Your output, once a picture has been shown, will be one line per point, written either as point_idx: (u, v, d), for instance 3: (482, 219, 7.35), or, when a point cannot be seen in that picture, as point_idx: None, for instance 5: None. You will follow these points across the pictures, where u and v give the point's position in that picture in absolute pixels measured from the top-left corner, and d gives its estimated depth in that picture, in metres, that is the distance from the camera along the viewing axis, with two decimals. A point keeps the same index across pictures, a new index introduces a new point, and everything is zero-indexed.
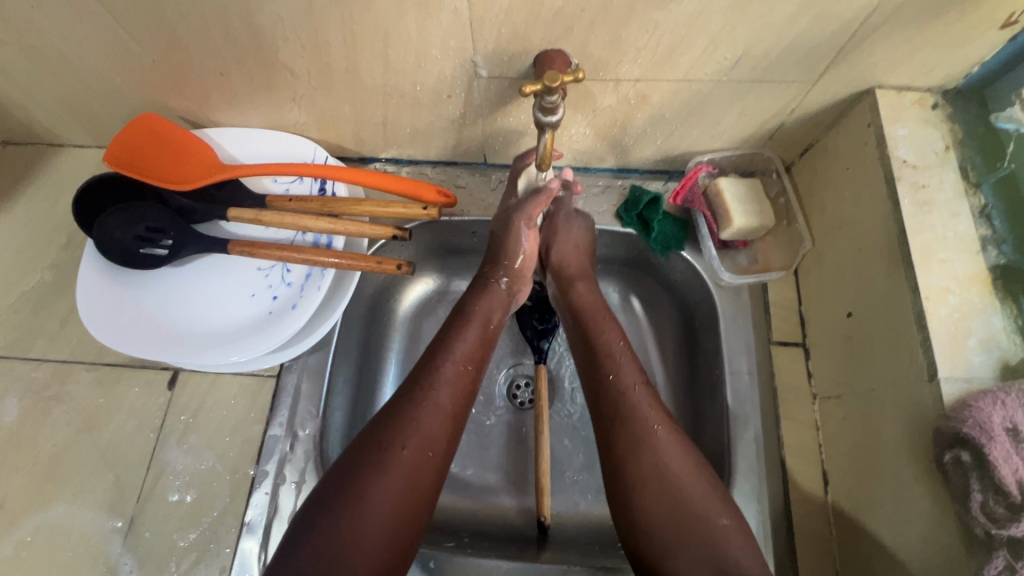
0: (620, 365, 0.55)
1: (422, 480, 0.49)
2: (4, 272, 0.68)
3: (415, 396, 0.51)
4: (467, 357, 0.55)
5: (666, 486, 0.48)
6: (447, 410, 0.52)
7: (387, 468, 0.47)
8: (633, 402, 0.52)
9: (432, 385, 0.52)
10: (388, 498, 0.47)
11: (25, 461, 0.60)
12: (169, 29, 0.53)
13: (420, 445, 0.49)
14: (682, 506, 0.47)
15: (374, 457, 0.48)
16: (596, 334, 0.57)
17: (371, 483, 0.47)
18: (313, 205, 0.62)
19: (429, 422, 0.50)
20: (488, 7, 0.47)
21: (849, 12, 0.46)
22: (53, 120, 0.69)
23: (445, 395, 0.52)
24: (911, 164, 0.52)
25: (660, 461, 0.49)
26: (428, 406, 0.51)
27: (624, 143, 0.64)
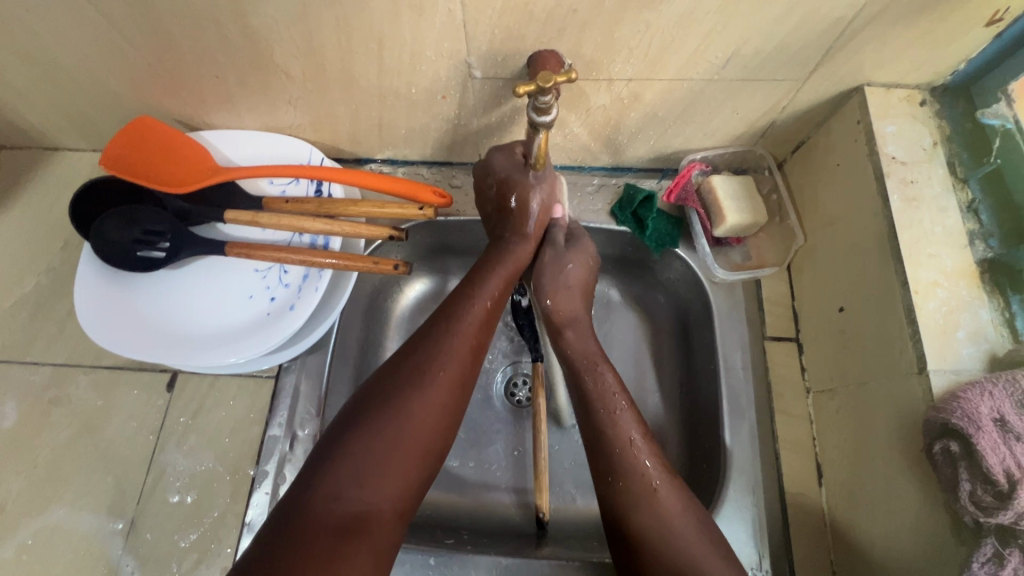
0: (613, 397, 0.55)
1: (453, 404, 0.50)
2: (1, 277, 0.68)
3: (450, 324, 0.53)
4: (492, 294, 0.56)
5: (642, 489, 0.49)
6: (475, 341, 0.53)
7: (425, 387, 0.48)
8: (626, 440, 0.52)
9: (461, 315, 0.53)
10: (424, 414, 0.48)
11: (24, 464, 0.60)
12: (164, 33, 0.53)
13: (454, 368, 0.50)
14: (653, 509, 0.48)
15: (412, 377, 0.49)
16: (589, 373, 0.57)
17: (408, 402, 0.47)
18: (310, 206, 0.62)
19: (460, 350, 0.52)
20: (482, 8, 0.47)
21: (837, 10, 0.46)
22: (48, 124, 0.69)
23: (474, 326, 0.53)
24: (900, 160, 0.53)
25: (634, 462, 0.51)
26: (460, 335, 0.52)
27: (618, 142, 0.65)
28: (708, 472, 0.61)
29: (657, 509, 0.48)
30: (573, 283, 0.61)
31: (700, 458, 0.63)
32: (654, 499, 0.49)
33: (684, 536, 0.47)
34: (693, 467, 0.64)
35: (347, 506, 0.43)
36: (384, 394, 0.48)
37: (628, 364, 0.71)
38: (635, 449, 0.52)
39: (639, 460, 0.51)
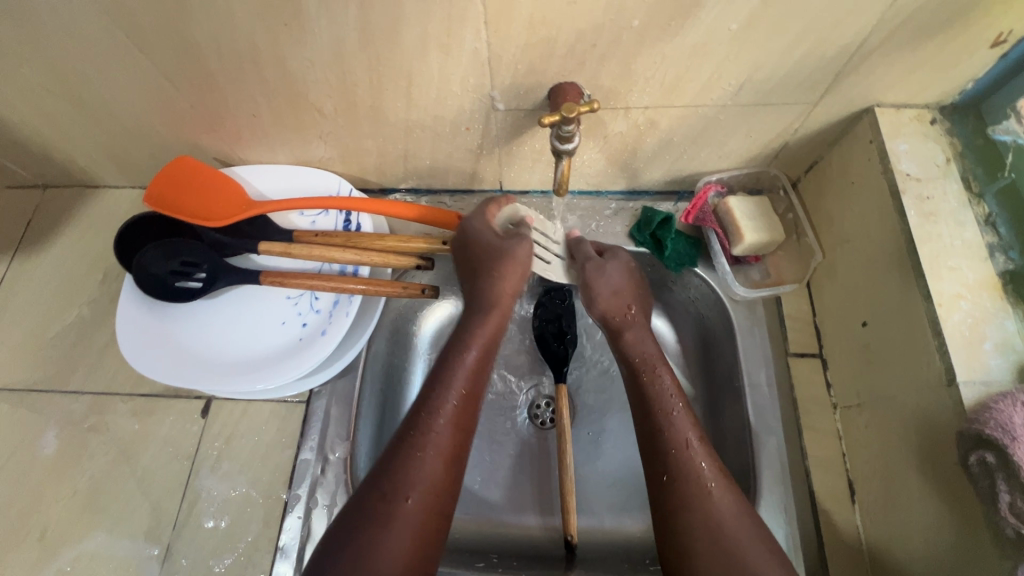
0: (660, 390, 0.56)
1: (429, 523, 0.49)
2: (46, 309, 0.72)
3: (419, 438, 0.51)
4: (464, 390, 0.55)
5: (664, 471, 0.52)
6: (447, 449, 0.52)
7: (390, 526, 0.48)
8: (676, 430, 0.53)
9: (429, 429, 0.52)
10: (398, 548, 0.47)
11: (65, 491, 0.62)
12: (209, 77, 0.57)
13: (423, 494, 0.50)
14: (710, 506, 0.49)
15: (379, 511, 0.48)
16: (651, 384, 0.57)
17: (374, 538, 0.47)
18: (338, 240, 0.65)
19: (432, 467, 0.51)
20: (506, 45, 0.50)
21: (845, 38, 0.49)
22: (93, 164, 0.74)
23: (444, 435, 0.52)
24: (914, 176, 0.54)
25: (689, 460, 0.51)
26: (428, 451, 0.51)
27: (635, 166, 0.68)
28: (739, 490, 0.61)
29: (710, 509, 0.49)
30: (621, 288, 0.63)
31: None
32: (710, 492, 0.50)
33: (737, 528, 0.49)
34: None
35: None
36: (356, 529, 0.48)
37: None
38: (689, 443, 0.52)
39: (671, 417, 0.54)
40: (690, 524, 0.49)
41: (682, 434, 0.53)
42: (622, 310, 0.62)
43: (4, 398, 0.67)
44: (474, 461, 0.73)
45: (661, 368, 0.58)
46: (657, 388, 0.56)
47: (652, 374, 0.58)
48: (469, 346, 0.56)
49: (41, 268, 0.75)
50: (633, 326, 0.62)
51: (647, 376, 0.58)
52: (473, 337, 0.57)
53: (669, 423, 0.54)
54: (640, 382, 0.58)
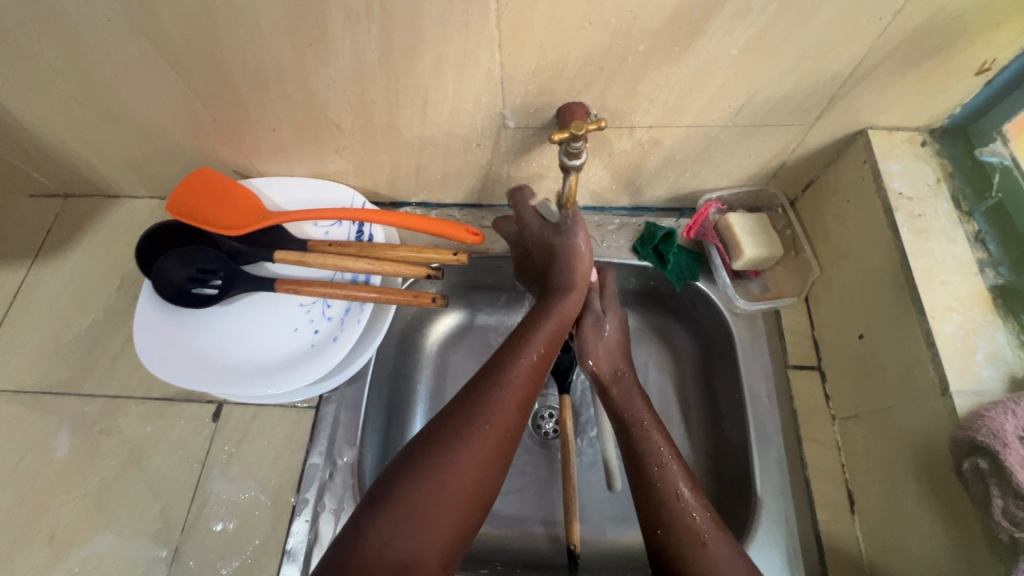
0: (652, 445, 0.57)
1: (492, 459, 0.50)
2: (63, 313, 0.74)
3: (499, 375, 0.54)
4: (544, 347, 0.57)
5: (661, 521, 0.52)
6: (523, 392, 0.54)
7: (463, 446, 0.49)
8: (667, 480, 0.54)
9: (511, 369, 0.54)
10: (467, 471, 0.48)
11: (75, 493, 0.62)
12: (234, 94, 0.59)
13: (499, 424, 0.51)
14: (705, 558, 0.48)
15: (458, 428, 0.50)
16: (642, 441, 0.58)
17: (450, 453, 0.49)
18: (352, 249, 0.67)
19: (510, 403, 0.53)
20: (518, 67, 0.53)
21: (839, 64, 0.52)
22: (113, 174, 0.76)
23: (520, 379, 0.54)
24: (906, 195, 0.56)
25: (683, 513, 0.51)
26: (508, 387, 0.53)
27: (639, 183, 0.71)
28: (741, 500, 0.62)
29: (707, 565, 0.48)
30: (613, 343, 0.66)
31: (730, 487, 0.65)
32: (707, 548, 0.49)
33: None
34: (725, 496, 0.65)
35: (396, 553, 0.44)
36: (432, 443, 0.49)
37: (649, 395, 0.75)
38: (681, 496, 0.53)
39: (663, 468, 0.55)
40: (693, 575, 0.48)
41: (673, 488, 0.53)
42: (616, 369, 0.64)
43: (17, 400, 0.68)
44: None
45: (653, 429, 0.59)
46: (651, 444, 0.57)
47: (642, 431, 0.59)
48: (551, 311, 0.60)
49: (59, 274, 0.77)
50: (620, 382, 0.64)
51: (637, 432, 0.59)
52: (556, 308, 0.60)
53: (660, 473, 0.55)
54: (631, 438, 0.59)
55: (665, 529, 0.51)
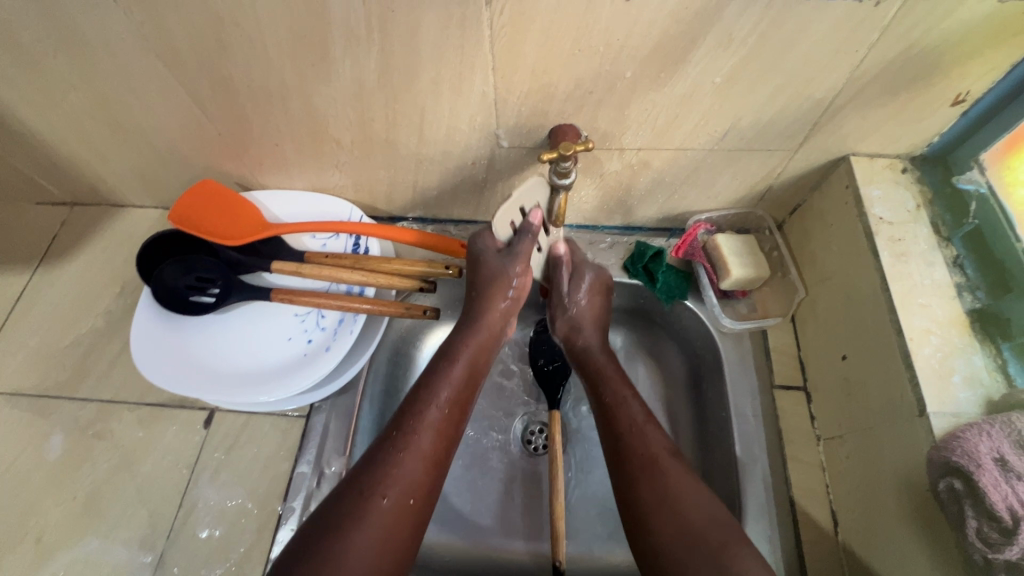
0: (625, 402, 0.60)
1: (400, 531, 0.51)
2: (65, 318, 0.75)
3: (400, 441, 0.54)
4: (450, 402, 0.59)
5: (646, 464, 0.54)
6: (428, 454, 0.55)
7: (364, 521, 0.49)
8: (635, 432, 0.57)
9: (413, 431, 0.55)
10: (368, 544, 0.49)
11: (64, 496, 0.63)
12: (239, 110, 0.62)
13: (400, 493, 0.52)
14: (659, 474, 0.53)
15: (355, 506, 0.50)
16: (610, 389, 0.61)
17: (348, 533, 0.48)
18: (348, 261, 0.69)
19: (412, 469, 0.53)
20: (511, 90, 0.56)
21: (818, 93, 0.54)
22: (121, 184, 0.79)
23: (426, 439, 0.55)
24: (886, 220, 0.58)
25: (642, 439, 0.56)
26: (410, 452, 0.54)
27: (629, 203, 0.73)
28: None
29: (662, 484, 0.53)
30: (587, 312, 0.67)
31: None
32: (661, 464, 0.54)
33: (680, 477, 0.53)
34: None
35: None
36: (334, 519, 0.49)
37: None
38: (644, 429, 0.57)
39: (625, 407, 0.59)
40: (649, 492, 0.53)
41: (651, 442, 0.56)
42: (582, 328, 0.67)
43: (13, 403, 0.69)
44: (467, 484, 0.74)
45: (615, 376, 0.63)
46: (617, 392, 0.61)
47: (608, 378, 0.63)
48: (458, 357, 0.61)
49: (62, 280, 0.79)
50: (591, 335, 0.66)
51: (605, 379, 0.63)
52: (462, 351, 0.62)
53: (620, 408, 0.59)
54: (598, 384, 0.63)
55: (658, 465, 0.54)
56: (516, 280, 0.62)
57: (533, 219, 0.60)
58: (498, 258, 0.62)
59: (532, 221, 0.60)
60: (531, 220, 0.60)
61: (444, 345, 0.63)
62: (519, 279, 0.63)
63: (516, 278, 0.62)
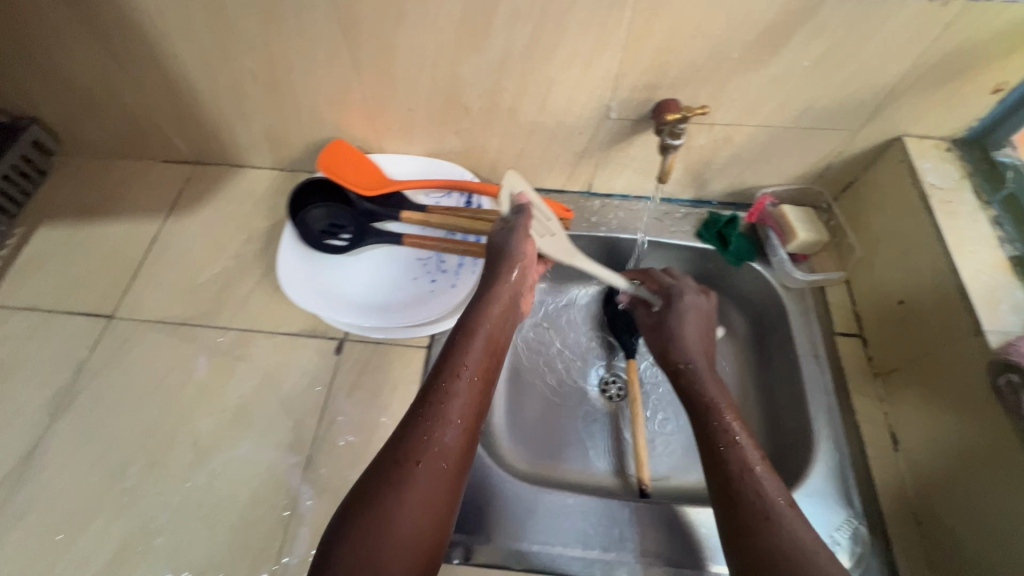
0: (741, 451, 0.57)
1: (439, 497, 0.50)
2: (197, 260, 0.83)
3: (429, 409, 0.54)
4: (475, 371, 0.58)
5: (757, 514, 0.51)
6: (457, 420, 0.54)
7: (402, 487, 0.48)
8: (754, 480, 0.54)
9: (442, 399, 0.54)
10: (412, 509, 0.48)
11: (216, 408, 0.70)
12: (390, 76, 0.72)
13: (434, 458, 0.51)
14: (754, 481, 0.54)
15: (391, 474, 0.49)
16: (718, 426, 0.60)
17: (386, 498, 0.47)
18: (466, 214, 0.78)
19: (444, 435, 0.52)
20: (633, 65, 0.67)
21: (885, 78, 0.66)
22: (249, 145, 0.88)
23: (455, 406, 0.54)
24: (938, 186, 0.69)
25: (754, 485, 0.54)
26: (442, 421, 0.53)
27: (705, 177, 0.84)
28: (797, 443, 0.72)
29: (778, 533, 0.49)
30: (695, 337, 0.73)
31: (786, 435, 0.75)
32: (756, 473, 0.55)
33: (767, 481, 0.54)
34: (779, 441, 0.76)
35: None
36: (375, 488, 0.48)
37: None
38: (756, 474, 0.54)
39: (737, 451, 0.57)
40: (768, 541, 0.49)
41: (764, 490, 0.53)
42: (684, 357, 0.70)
43: (159, 329, 0.77)
44: (555, 424, 0.83)
45: (725, 415, 0.61)
46: (725, 427, 0.60)
47: (716, 415, 0.62)
48: (475, 333, 0.60)
49: (190, 227, 0.87)
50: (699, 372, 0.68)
51: (712, 418, 0.62)
52: (479, 325, 0.61)
53: (729, 452, 0.57)
54: (705, 424, 0.61)
55: (769, 517, 0.51)
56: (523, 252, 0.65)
57: (521, 199, 0.67)
58: (500, 233, 0.66)
59: (519, 200, 0.67)
60: (520, 201, 0.67)
61: (461, 323, 0.62)
62: (524, 251, 0.65)
63: (521, 254, 0.65)
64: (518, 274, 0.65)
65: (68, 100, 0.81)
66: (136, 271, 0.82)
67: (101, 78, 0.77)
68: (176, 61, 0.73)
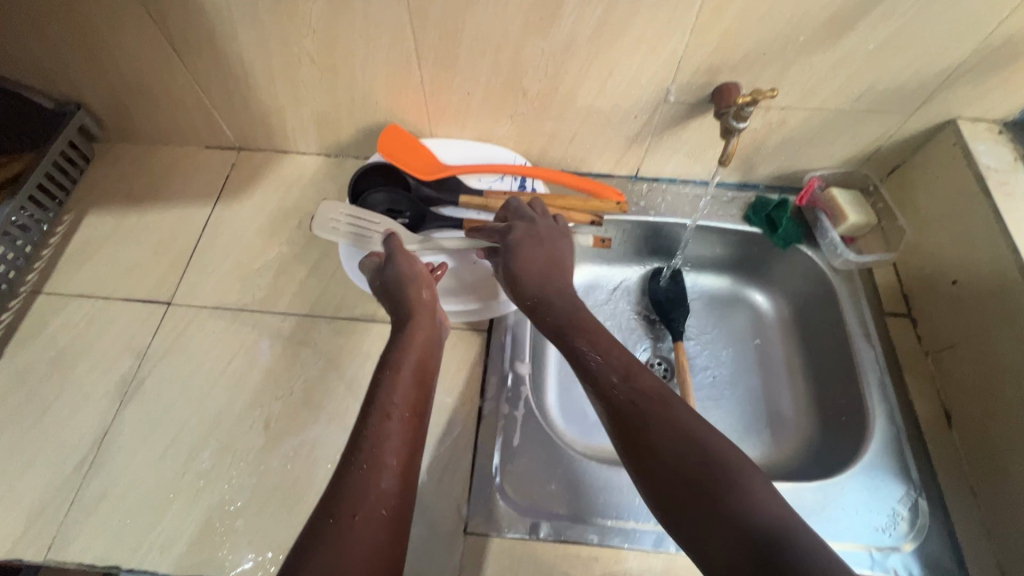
0: (639, 376, 0.54)
1: (383, 544, 0.46)
2: (251, 246, 0.83)
3: (364, 456, 0.50)
4: (406, 402, 0.55)
5: (682, 441, 0.48)
6: (398, 458, 0.51)
7: (339, 546, 0.44)
8: (655, 404, 0.51)
9: (379, 439, 0.51)
10: (356, 566, 0.43)
11: (283, 392, 0.71)
12: (452, 60, 0.72)
13: (373, 505, 0.47)
14: (657, 406, 0.51)
15: (324, 531, 0.45)
16: (616, 352, 0.57)
17: (325, 558, 0.43)
18: (525, 197, 0.79)
19: (380, 481, 0.48)
20: (699, 48, 0.67)
21: (945, 62, 0.67)
22: (298, 131, 0.87)
23: (393, 446, 0.51)
24: (993, 168, 0.71)
25: (660, 407, 0.51)
26: (378, 466, 0.49)
27: (754, 160, 0.84)
28: (850, 422, 0.74)
29: (710, 455, 0.46)
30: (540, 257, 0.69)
31: (838, 412, 0.77)
32: (663, 395, 0.52)
33: (711, 428, 0.49)
34: (832, 419, 0.78)
35: None
36: (314, 551, 0.43)
37: (749, 347, 0.88)
38: (662, 397, 0.52)
39: (636, 376, 0.54)
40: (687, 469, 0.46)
41: (665, 406, 0.51)
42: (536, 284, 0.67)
43: (219, 315, 0.77)
44: None
45: (614, 342, 0.58)
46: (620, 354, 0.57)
47: (600, 346, 0.58)
48: (402, 363, 0.59)
49: (240, 214, 0.87)
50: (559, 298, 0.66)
51: (598, 343, 0.58)
52: (403, 357, 0.60)
53: (628, 381, 0.53)
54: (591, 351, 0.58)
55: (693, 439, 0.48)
56: (423, 283, 0.69)
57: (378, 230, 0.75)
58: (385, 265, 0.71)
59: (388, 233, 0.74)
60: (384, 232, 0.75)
61: (382, 359, 0.61)
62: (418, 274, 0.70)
63: (417, 273, 0.70)
64: (427, 292, 0.69)
65: (116, 84, 0.80)
66: (190, 257, 0.82)
67: (152, 62, 0.76)
68: (233, 44, 0.72)
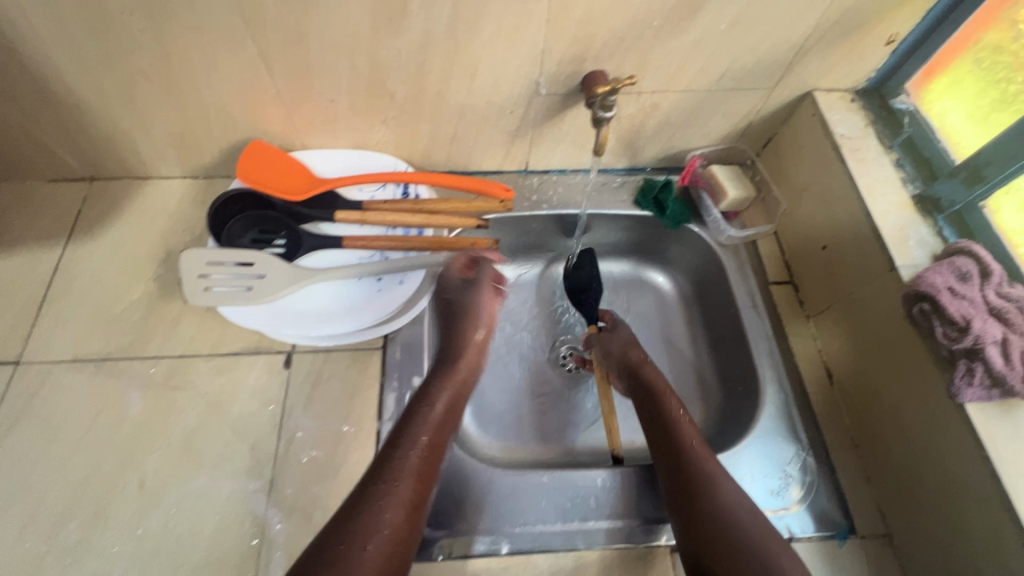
0: (683, 428, 0.66)
1: None
2: (111, 287, 0.76)
3: (369, 503, 0.53)
4: (411, 455, 0.58)
5: (710, 488, 0.60)
6: (402, 508, 0.54)
7: None
8: (696, 453, 0.63)
9: (380, 491, 0.54)
10: None
11: (159, 444, 0.65)
12: (304, 67, 0.67)
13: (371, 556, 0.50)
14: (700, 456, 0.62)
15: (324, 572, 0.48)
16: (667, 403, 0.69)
17: None
18: (406, 205, 0.76)
19: (374, 532, 0.51)
20: (558, 39, 0.66)
21: (794, 38, 0.69)
22: (152, 154, 0.79)
23: (396, 495, 0.54)
24: (847, 136, 0.74)
25: (699, 457, 0.62)
26: (374, 520, 0.52)
27: (637, 145, 0.85)
28: (745, 392, 0.77)
29: (722, 501, 0.58)
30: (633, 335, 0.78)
31: (736, 383, 0.80)
32: (699, 446, 0.63)
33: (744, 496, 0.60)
34: (731, 389, 0.80)
35: None
36: None
37: (653, 327, 0.90)
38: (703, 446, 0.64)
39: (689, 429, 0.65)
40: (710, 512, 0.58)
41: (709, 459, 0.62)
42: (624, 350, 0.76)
43: (78, 368, 0.69)
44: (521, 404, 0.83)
45: (668, 393, 0.70)
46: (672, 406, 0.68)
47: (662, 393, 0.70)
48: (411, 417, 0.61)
49: (96, 252, 0.78)
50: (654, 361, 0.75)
51: (665, 396, 0.70)
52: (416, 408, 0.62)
53: (686, 430, 0.65)
54: (660, 399, 0.69)
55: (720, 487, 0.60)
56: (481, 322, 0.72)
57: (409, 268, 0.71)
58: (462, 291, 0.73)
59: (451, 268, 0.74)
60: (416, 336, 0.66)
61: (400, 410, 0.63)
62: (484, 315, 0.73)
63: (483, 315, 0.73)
64: (480, 335, 0.72)
65: None
66: (40, 307, 0.73)
67: None
68: (50, 66, 0.64)
